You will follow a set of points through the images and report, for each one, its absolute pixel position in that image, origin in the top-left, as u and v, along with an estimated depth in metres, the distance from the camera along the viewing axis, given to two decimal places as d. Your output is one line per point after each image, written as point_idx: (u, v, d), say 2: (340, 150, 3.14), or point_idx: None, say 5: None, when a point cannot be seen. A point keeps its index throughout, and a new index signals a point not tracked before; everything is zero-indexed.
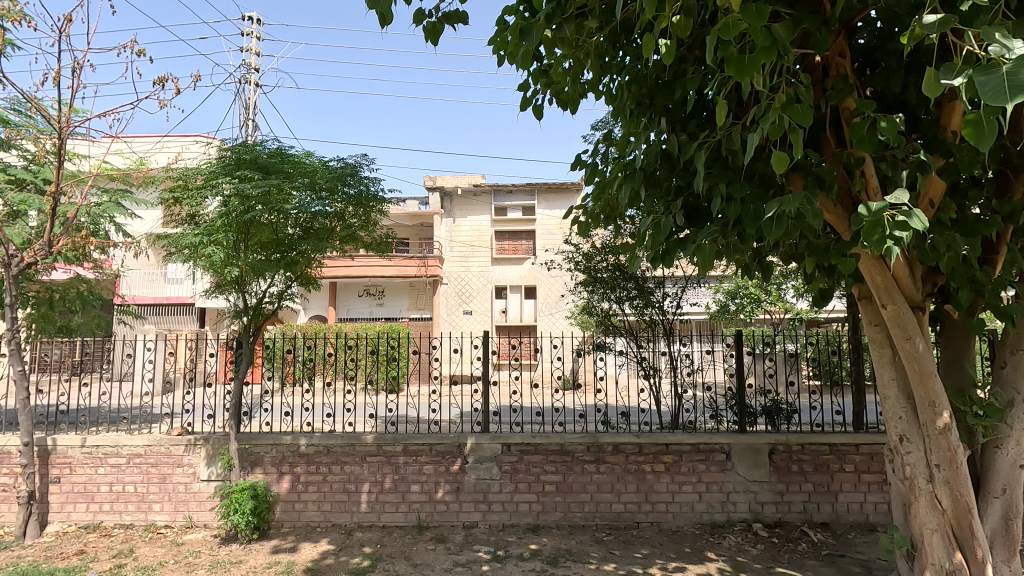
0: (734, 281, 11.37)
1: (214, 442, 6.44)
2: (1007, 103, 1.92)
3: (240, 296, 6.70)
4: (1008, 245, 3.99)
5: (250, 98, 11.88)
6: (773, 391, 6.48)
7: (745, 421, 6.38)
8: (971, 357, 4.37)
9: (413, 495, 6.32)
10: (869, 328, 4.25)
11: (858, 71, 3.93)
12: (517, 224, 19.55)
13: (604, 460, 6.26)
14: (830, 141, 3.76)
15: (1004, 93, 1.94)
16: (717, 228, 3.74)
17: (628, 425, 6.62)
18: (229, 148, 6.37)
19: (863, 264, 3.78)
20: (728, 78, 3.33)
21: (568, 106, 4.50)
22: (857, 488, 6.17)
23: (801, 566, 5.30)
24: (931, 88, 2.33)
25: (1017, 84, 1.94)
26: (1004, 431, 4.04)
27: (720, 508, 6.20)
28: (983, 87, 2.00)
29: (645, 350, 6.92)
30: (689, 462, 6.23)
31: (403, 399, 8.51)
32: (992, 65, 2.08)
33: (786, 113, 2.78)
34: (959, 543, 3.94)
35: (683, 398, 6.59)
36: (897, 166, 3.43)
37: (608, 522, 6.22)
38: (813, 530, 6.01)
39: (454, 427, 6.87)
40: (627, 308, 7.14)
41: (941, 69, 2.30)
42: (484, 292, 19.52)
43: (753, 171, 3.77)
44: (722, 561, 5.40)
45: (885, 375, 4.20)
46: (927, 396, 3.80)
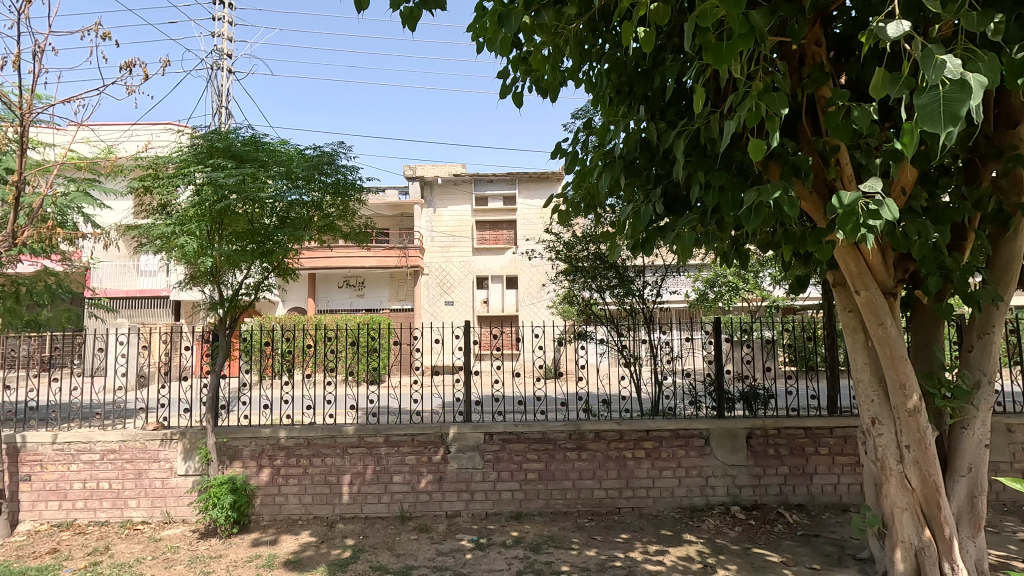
0: (713, 269, 11.58)
1: (192, 436, 6.34)
2: (941, 131, 1.98)
3: (215, 289, 6.56)
4: (976, 232, 4.09)
5: (223, 86, 11.58)
6: (751, 376, 6.56)
7: (723, 407, 6.49)
8: (940, 341, 4.48)
9: (395, 485, 6.31)
10: (843, 314, 4.33)
11: (834, 60, 3.98)
12: (498, 214, 19.51)
13: (586, 447, 6.31)
14: (805, 130, 3.81)
15: (941, 119, 2.00)
16: (696, 217, 3.78)
17: (609, 412, 6.64)
18: (201, 135, 6.19)
19: (837, 251, 3.85)
20: (706, 66, 3.34)
21: (547, 94, 4.48)
22: (831, 469, 6.34)
23: (776, 546, 5.42)
24: (878, 94, 2.36)
25: (953, 112, 2.00)
26: (971, 412, 4.19)
27: (700, 492, 6.30)
28: (922, 111, 2.06)
29: (626, 339, 6.94)
30: (669, 447, 6.32)
31: (385, 390, 8.48)
32: (934, 86, 2.12)
33: (763, 101, 2.78)
34: (927, 521, 4.07)
35: (663, 384, 6.67)
36: (871, 154, 3.52)
37: (590, 508, 6.28)
38: (789, 511, 6.16)
39: (437, 418, 6.87)
40: (608, 296, 7.19)
41: (889, 76, 2.33)
42: (465, 283, 19.49)
43: (730, 159, 3.81)
44: (702, 543, 5.49)
45: (858, 360, 4.28)
46: (899, 379, 3.91)
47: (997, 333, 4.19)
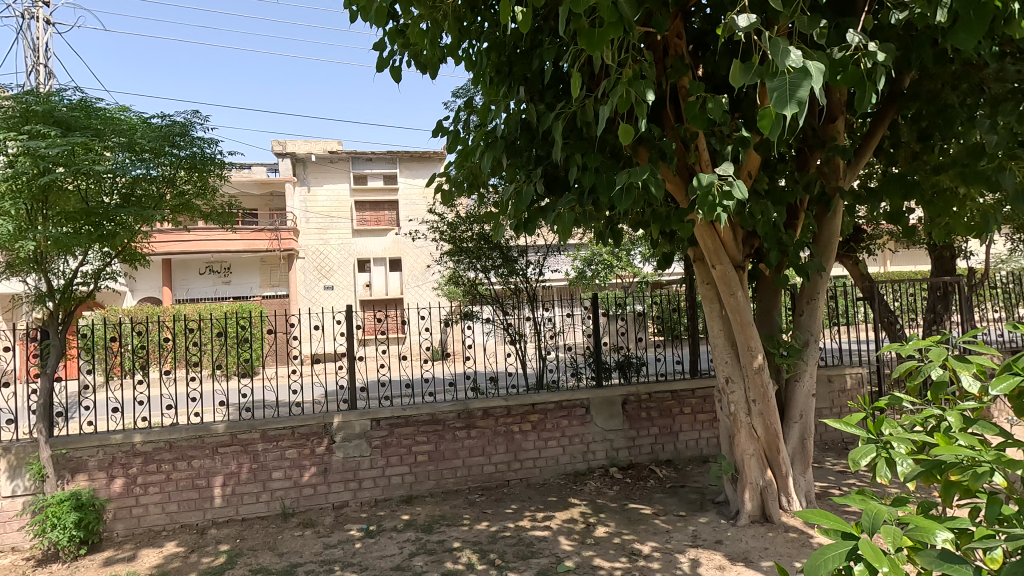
0: (591, 248, 12.22)
1: (19, 451, 5.44)
2: (784, 111, 2.23)
3: (41, 278, 5.62)
4: (806, 212, 4.72)
5: (40, 39, 9.80)
6: (625, 347, 7.06)
7: (602, 377, 6.91)
8: (778, 307, 5.14)
9: (275, 482, 5.94)
10: (702, 286, 4.80)
11: (693, 53, 4.33)
12: (379, 194, 18.83)
13: (474, 425, 6.40)
14: (669, 117, 4.11)
15: (785, 101, 2.25)
16: (574, 197, 3.93)
17: (497, 389, 6.79)
18: (12, 96, 5.21)
19: (698, 229, 4.26)
20: (580, 50, 3.45)
21: (427, 70, 4.37)
22: (694, 426, 7.06)
23: (649, 499, 5.94)
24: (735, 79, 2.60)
25: (794, 96, 2.25)
26: (801, 367, 4.89)
27: (582, 457, 6.70)
28: (771, 94, 2.29)
29: (511, 316, 7.18)
30: (553, 418, 6.63)
31: (260, 382, 7.91)
32: (779, 73, 2.38)
33: (632, 87, 2.94)
34: (769, 463, 4.70)
35: (547, 359, 6.94)
36: (724, 141, 3.89)
37: (480, 484, 6.41)
38: (659, 467, 6.77)
39: (319, 407, 6.56)
40: (493, 277, 7.31)
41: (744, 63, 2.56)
42: (346, 266, 18.66)
43: (604, 142, 4.01)
44: (584, 504, 5.85)
45: (714, 327, 4.78)
46: (747, 342, 4.46)
47: (821, 299, 4.90)
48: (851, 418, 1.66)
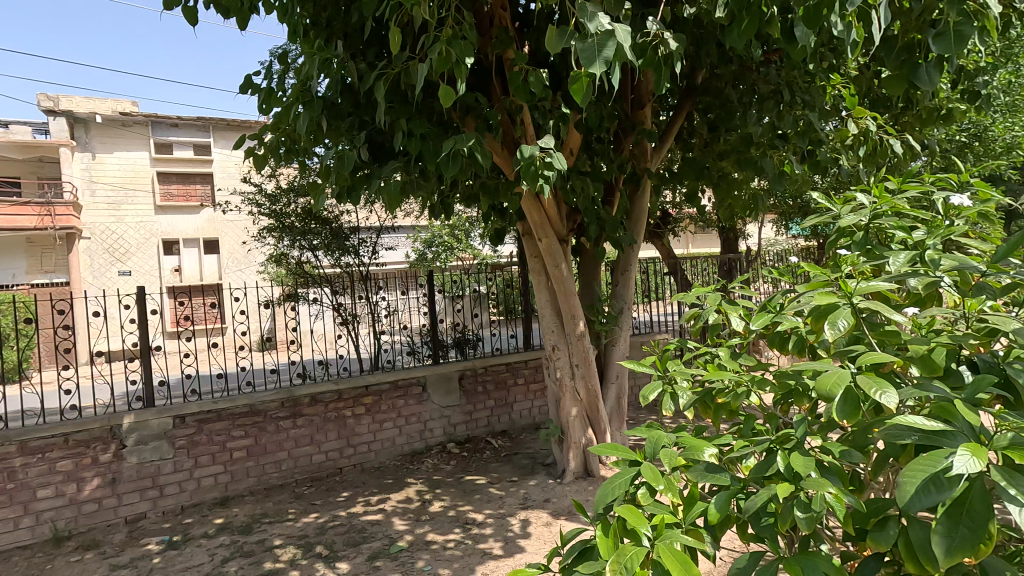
0: (430, 229, 12.07)
1: None
2: (591, 70, 2.31)
3: None
4: (620, 190, 5.13)
5: None
6: (462, 324, 7.08)
7: (439, 354, 6.85)
8: (598, 278, 5.53)
9: (41, 502, 4.88)
10: (530, 259, 4.99)
11: (518, 28, 4.38)
12: (186, 165, 16.41)
13: (301, 413, 5.93)
14: (496, 89, 4.11)
15: (592, 60, 2.34)
16: (400, 164, 3.76)
17: (326, 373, 6.36)
18: None
19: (525, 203, 4.39)
20: (401, 6, 3.26)
21: (228, 13, 3.82)
22: (527, 396, 7.38)
23: (485, 469, 6.08)
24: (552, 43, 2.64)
25: (599, 55, 2.35)
26: (618, 332, 5.34)
27: (419, 436, 6.61)
28: (580, 55, 2.36)
29: (342, 297, 6.79)
30: (388, 399, 6.43)
31: (21, 385, 6.44)
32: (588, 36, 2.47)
33: (452, 46, 2.84)
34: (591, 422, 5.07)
35: (381, 340, 6.68)
36: (546, 116, 4.01)
37: (309, 475, 5.98)
38: (495, 438, 6.97)
39: (105, 409, 5.53)
40: (322, 256, 6.83)
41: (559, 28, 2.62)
42: (147, 248, 16.07)
43: (431, 110, 3.88)
44: (421, 482, 5.78)
45: (542, 298, 5.01)
46: (570, 310, 4.74)
47: (633, 270, 5.38)
48: (643, 359, 1.74)
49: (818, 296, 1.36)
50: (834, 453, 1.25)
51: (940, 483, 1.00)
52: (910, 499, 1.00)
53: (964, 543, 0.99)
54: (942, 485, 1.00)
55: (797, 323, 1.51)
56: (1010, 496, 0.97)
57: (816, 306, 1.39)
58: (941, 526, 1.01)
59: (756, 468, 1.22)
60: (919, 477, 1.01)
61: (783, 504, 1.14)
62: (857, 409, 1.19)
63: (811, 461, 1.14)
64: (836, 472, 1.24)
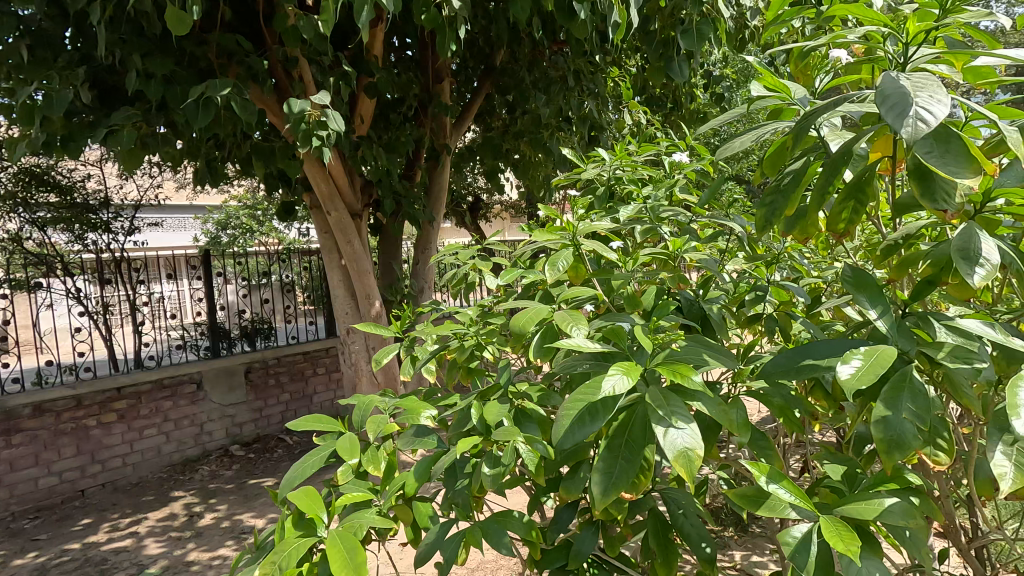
0: (224, 210, 10.54)
1: None
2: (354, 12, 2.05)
3: None
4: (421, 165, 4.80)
5: None
6: (249, 312, 6.21)
7: (218, 345, 5.91)
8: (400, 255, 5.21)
9: None
10: (321, 235, 4.48)
11: None
12: None
13: (18, 429, 4.70)
14: (268, 37, 3.52)
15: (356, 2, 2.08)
16: (136, 113, 2.99)
17: (61, 377, 5.06)
18: None
19: (308, 169, 3.87)
20: None
21: None
22: (329, 387, 6.80)
23: (274, 470, 5.44)
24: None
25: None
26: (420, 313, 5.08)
27: (193, 442, 5.68)
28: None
29: (86, 283, 5.51)
30: (150, 403, 5.39)
31: None
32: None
33: None
34: None
35: (143, 334, 5.60)
36: (327, 73, 3.52)
37: (34, 504, 4.78)
38: (290, 434, 6.30)
39: None
40: (54, 232, 5.33)
41: None
42: None
43: (179, 50, 3.16)
44: (191, 494, 4.94)
45: (335, 278, 4.53)
46: (364, 291, 4.30)
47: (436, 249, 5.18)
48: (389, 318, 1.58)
49: (536, 231, 1.22)
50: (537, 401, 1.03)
51: (591, 414, 0.77)
52: (563, 434, 0.77)
53: (624, 478, 0.76)
54: (591, 418, 0.77)
55: (539, 278, 1.33)
56: (658, 417, 0.75)
57: (544, 246, 1.24)
58: (599, 459, 0.78)
59: (454, 425, 1.00)
60: (573, 406, 0.77)
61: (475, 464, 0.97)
62: (550, 347, 1.02)
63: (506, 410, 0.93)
64: (541, 421, 1.03)
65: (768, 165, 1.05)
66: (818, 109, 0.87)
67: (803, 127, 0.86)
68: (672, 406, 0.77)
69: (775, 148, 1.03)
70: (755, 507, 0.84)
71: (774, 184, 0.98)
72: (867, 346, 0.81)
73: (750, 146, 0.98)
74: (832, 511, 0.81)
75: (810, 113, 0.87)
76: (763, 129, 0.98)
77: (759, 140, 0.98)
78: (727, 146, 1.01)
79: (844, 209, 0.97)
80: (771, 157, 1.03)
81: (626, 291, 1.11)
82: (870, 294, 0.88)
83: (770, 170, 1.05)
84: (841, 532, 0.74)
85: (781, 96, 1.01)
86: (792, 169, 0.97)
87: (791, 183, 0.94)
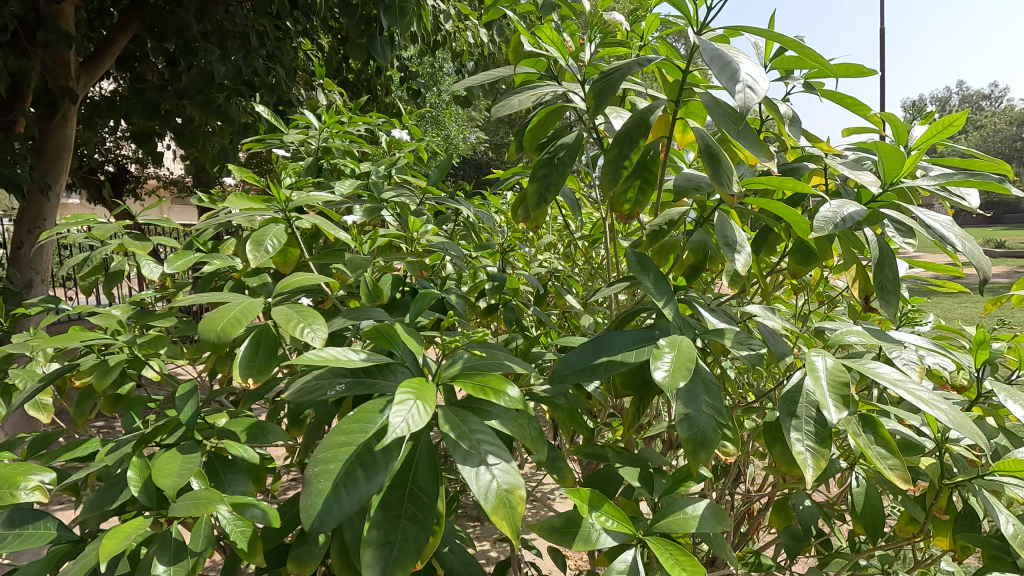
0: None
1: None
2: None
3: None
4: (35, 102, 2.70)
5: None
6: None
7: None
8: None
9: None
10: None
11: None
12: None
13: None
14: None
15: None
16: None
17: None
18: None
19: None
20: None
21: None
22: None
23: None
24: None
25: None
26: None
27: None
28: None
29: None
30: None
31: None
32: None
33: None
34: None
35: None
36: None
37: None
38: None
39: None
40: None
41: None
42: None
43: None
44: None
45: None
46: None
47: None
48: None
49: (229, 195, 0.85)
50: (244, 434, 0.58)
51: (364, 468, 0.41)
52: (313, 514, 0.38)
53: (411, 556, 0.41)
54: (362, 477, 0.40)
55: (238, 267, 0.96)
56: (455, 448, 0.41)
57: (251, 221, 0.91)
58: (367, 529, 0.41)
59: (87, 499, 0.51)
60: (341, 456, 0.41)
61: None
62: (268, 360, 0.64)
63: (200, 464, 0.51)
64: (254, 472, 0.59)
65: (527, 138, 0.89)
66: (619, 66, 0.70)
67: (605, 90, 0.68)
68: (471, 426, 0.44)
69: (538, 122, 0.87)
70: (568, 541, 0.48)
71: (547, 156, 0.77)
72: (658, 333, 0.57)
73: (528, 109, 0.78)
74: (643, 528, 0.52)
75: (608, 72, 0.69)
76: (539, 89, 0.79)
77: (539, 102, 0.79)
78: (501, 104, 0.78)
79: (633, 187, 0.73)
80: (534, 133, 0.87)
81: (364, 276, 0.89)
82: (654, 273, 0.59)
83: (530, 145, 0.89)
84: (689, 564, 0.46)
85: (557, 53, 0.82)
86: (562, 145, 0.78)
87: (570, 158, 0.75)
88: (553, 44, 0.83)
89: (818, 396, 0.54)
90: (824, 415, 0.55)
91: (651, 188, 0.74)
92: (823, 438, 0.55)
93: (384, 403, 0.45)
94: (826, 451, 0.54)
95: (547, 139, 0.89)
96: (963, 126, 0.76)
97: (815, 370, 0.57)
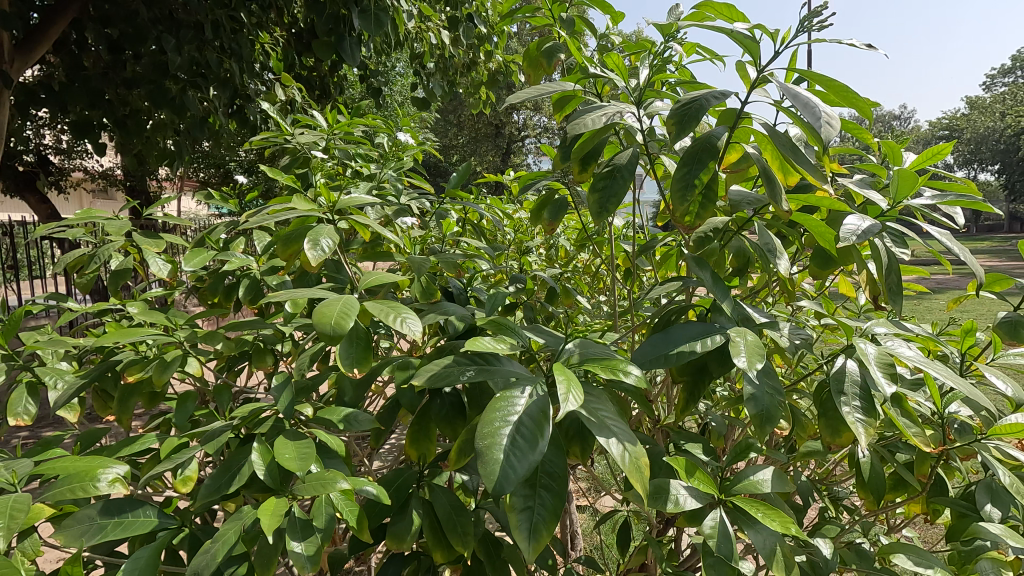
0: None
1: None
2: None
3: None
4: None
5: None
6: None
7: None
8: None
9: None
10: None
11: None
12: None
13: None
14: None
15: None
16: None
17: None
18: None
19: None
20: None
21: None
22: None
23: None
24: None
25: None
26: None
27: None
28: None
29: None
30: None
31: None
32: None
33: None
34: None
35: None
36: None
37: None
38: None
39: None
40: None
41: None
42: None
43: None
44: None
45: None
46: None
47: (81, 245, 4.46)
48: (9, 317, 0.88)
49: (295, 196, 0.90)
50: (335, 423, 0.69)
51: (524, 439, 0.51)
52: (491, 473, 0.47)
53: (548, 517, 0.54)
54: (526, 446, 0.50)
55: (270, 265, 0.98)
56: (591, 422, 0.55)
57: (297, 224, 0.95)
58: (513, 497, 0.53)
59: (205, 484, 0.61)
60: (501, 430, 0.51)
61: (221, 548, 0.56)
62: (369, 355, 0.70)
63: (313, 451, 0.61)
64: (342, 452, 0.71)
65: (576, 148, 0.99)
66: (697, 96, 0.83)
67: (687, 117, 0.79)
68: (589, 403, 0.59)
69: (587, 135, 0.99)
70: (662, 505, 0.66)
71: (606, 170, 0.90)
72: (713, 331, 0.71)
73: (598, 127, 0.87)
74: (722, 489, 0.70)
75: (688, 102, 0.82)
76: (610, 108, 0.88)
77: (607, 121, 0.88)
78: (574, 122, 0.85)
79: (697, 204, 0.85)
80: (584, 144, 0.98)
81: (420, 277, 0.95)
82: (718, 278, 0.77)
83: (578, 153, 1.00)
84: (776, 517, 0.65)
85: (619, 77, 0.99)
86: (621, 161, 0.90)
87: (630, 174, 0.88)
88: (615, 70, 1.00)
89: (871, 375, 0.70)
90: (867, 390, 0.72)
91: (710, 205, 0.86)
92: (868, 412, 0.72)
93: (522, 386, 0.55)
94: (872, 420, 0.71)
95: (592, 149, 1.00)
96: (946, 156, 1.00)
97: (865, 352, 0.73)
